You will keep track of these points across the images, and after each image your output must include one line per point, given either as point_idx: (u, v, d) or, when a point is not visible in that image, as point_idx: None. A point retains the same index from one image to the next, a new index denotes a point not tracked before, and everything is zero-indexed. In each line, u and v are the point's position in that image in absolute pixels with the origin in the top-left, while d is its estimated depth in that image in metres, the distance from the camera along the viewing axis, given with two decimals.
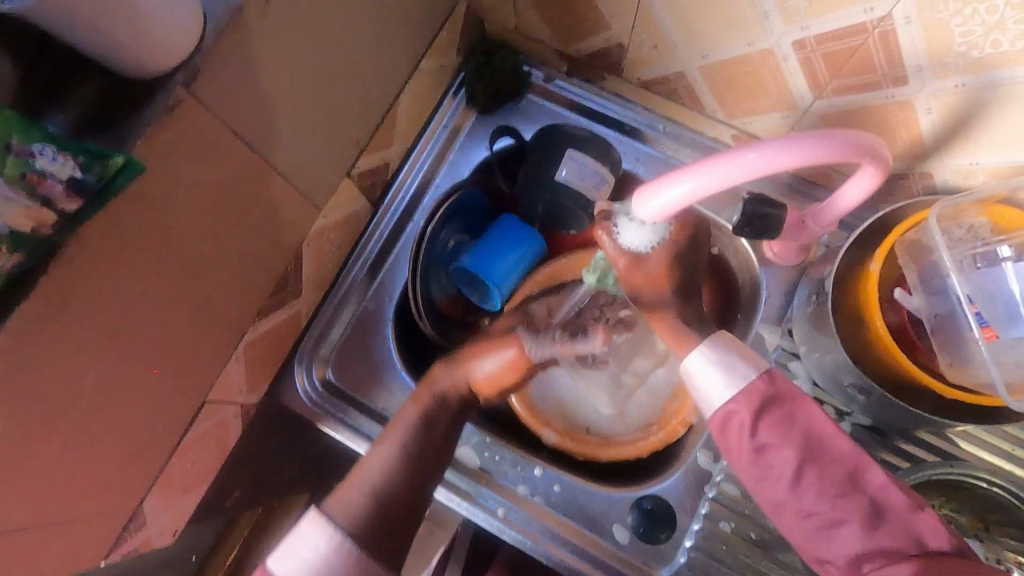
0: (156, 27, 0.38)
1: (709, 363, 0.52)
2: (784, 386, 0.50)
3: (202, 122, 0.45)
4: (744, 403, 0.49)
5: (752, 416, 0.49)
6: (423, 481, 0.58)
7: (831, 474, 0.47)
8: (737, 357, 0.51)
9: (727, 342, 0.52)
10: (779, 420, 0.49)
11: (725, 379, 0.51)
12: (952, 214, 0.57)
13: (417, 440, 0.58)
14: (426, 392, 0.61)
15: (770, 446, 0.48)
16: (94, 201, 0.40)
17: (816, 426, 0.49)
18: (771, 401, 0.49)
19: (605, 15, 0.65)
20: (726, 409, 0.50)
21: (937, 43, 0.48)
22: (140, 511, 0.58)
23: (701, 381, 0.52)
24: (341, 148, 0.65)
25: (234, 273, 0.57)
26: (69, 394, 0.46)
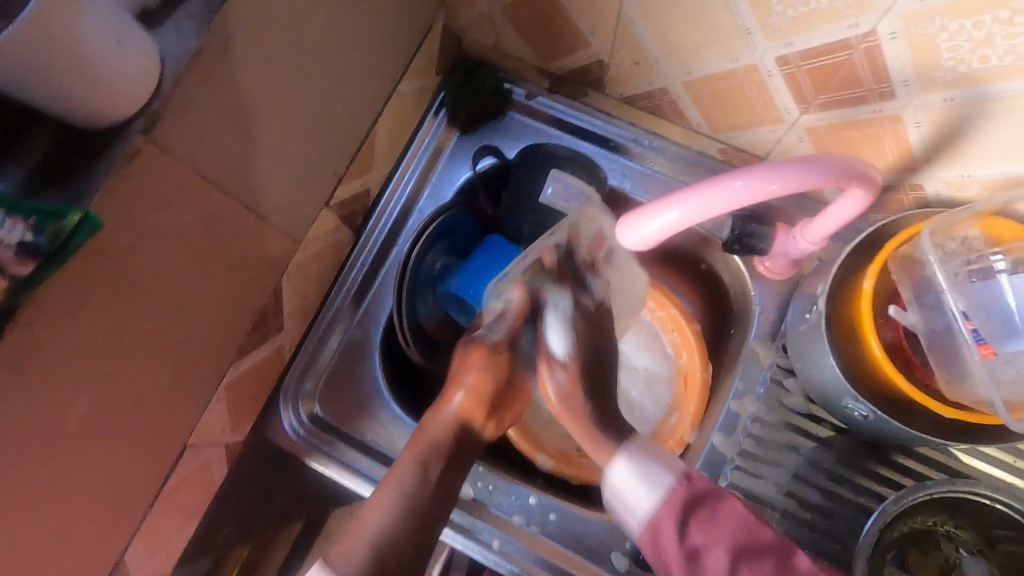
0: (95, 69, 0.37)
1: (629, 472, 0.52)
2: (701, 484, 0.51)
3: (167, 168, 0.44)
4: (667, 509, 0.50)
5: (677, 522, 0.49)
6: (433, 520, 0.55)
7: (758, 564, 0.47)
8: (649, 460, 0.52)
9: (643, 448, 0.53)
10: (702, 519, 0.49)
11: (644, 487, 0.51)
12: (946, 228, 0.56)
13: (418, 494, 0.54)
14: (418, 438, 0.57)
15: (698, 548, 0.48)
16: (49, 262, 0.38)
17: (738, 521, 0.49)
18: (692, 499, 0.50)
19: (585, 32, 0.63)
20: (653, 519, 0.50)
21: (923, 59, 0.47)
22: (122, 561, 0.56)
23: (628, 492, 0.52)
24: (318, 179, 0.63)
25: (212, 313, 0.55)
26: (41, 453, 0.44)
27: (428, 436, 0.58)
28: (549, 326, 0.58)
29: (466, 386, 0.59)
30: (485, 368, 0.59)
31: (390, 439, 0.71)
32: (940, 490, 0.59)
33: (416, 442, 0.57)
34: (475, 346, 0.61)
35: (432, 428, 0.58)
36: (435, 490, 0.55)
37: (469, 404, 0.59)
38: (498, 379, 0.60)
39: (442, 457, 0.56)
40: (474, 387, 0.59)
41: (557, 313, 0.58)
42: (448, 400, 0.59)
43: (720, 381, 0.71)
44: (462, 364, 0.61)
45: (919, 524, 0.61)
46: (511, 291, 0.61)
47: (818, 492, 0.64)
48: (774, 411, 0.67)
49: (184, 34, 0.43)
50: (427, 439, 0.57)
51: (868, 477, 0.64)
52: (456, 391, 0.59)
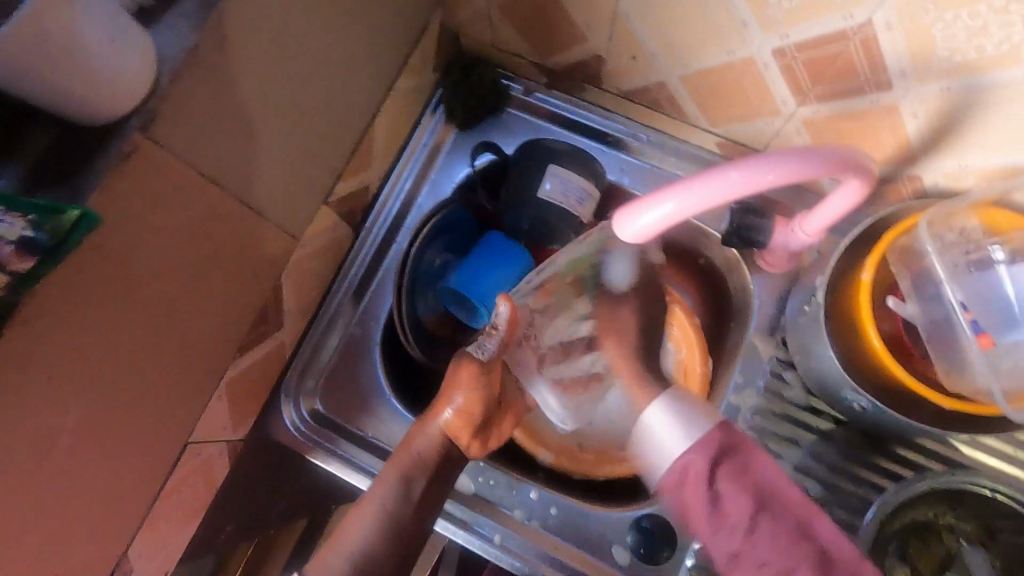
0: (93, 68, 0.38)
1: (665, 418, 0.52)
2: (738, 436, 0.51)
3: (164, 165, 0.44)
4: (700, 450, 0.49)
5: (708, 467, 0.49)
6: (417, 528, 0.58)
7: (782, 522, 0.48)
8: (694, 412, 0.51)
9: (680, 399, 0.53)
10: (732, 470, 0.49)
11: (680, 433, 0.50)
12: (944, 218, 0.56)
13: (399, 509, 0.57)
14: (404, 453, 0.59)
15: (725, 496, 0.48)
16: (49, 259, 0.39)
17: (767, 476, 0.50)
18: (724, 449, 0.50)
19: (581, 27, 0.63)
20: (683, 460, 0.49)
21: (919, 48, 0.46)
22: (125, 558, 0.56)
23: (659, 438, 0.51)
24: (316, 175, 0.63)
25: (212, 311, 0.56)
26: (44, 451, 0.44)
27: (413, 450, 0.59)
28: (612, 264, 0.63)
29: (457, 404, 0.59)
30: (476, 388, 0.59)
31: (391, 435, 0.71)
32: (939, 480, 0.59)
33: (401, 456, 0.59)
34: (472, 364, 0.59)
35: (418, 442, 0.59)
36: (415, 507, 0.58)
37: (457, 425, 0.59)
38: (489, 396, 0.60)
39: (428, 469, 0.59)
40: (468, 407, 0.59)
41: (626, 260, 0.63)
42: (442, 415, 0.59)
43: (721, 374, 0.71)
44: (454, 379, 0.59)
45: (918, 515, 0.61)
46: (499, 305, 0.56)
47: (818, 485, 0.64)
48: (774, 403, 0.67)
49: (180, 32, 0.44)
50: (413, 453, 0.59)
51: (868, 469, 0.64)
52: (455, 412, 0.59)
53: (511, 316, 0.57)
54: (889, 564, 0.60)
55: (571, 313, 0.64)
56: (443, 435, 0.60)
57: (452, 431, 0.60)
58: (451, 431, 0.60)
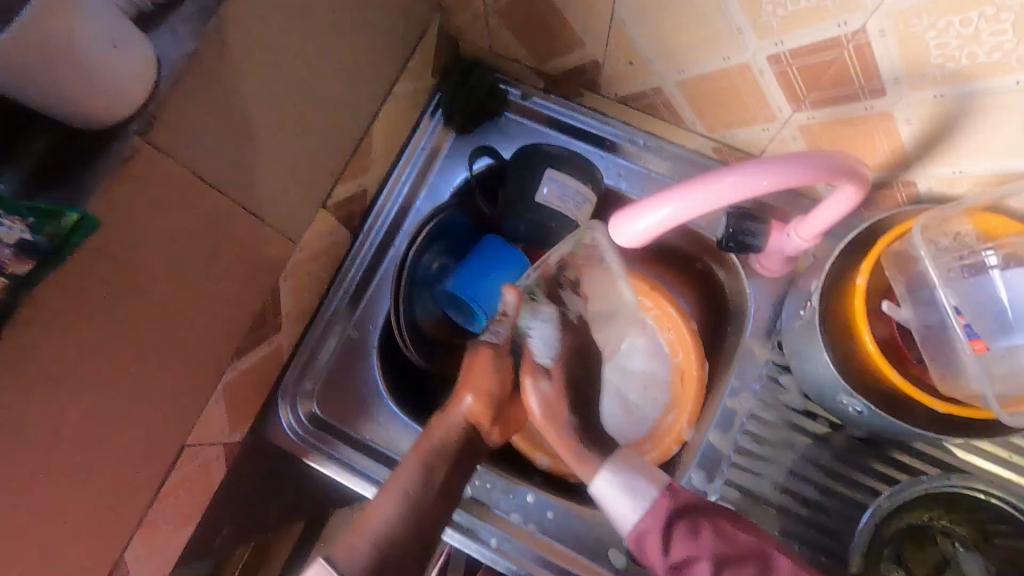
0: (96, 72, 0.38)
1: (614, 484, 0.53)
2: (683, 495, 0.52)
3: (165, 170, 0.44)
4: (651, 518, 0.50)
5: (662, 532, 0.49)
6: (438, 519, 0.56)
7: (744, 574, 0.47)
8: (638, 474, 0.53)
9: (624, 462, 0.54)
10: (685, 533, 0.49)
11: (630, 497, 0.52)
12: (939, 224, 0.56)
13: (421, 495, 0.55)
14: (424, 441, 0.58)
15: (684, 561, 0.48)
16: (45, 262, 0.39)
17: (717, 530, 0.49)
18: (674, 513, 0.50)
19: (579, 33, 0.64)
20: (638, 527, 0.51)
21: (913, 55, 0.47)
22: (122, 561, 0.56)
23: (613, 506, 0.52)
24: (314, 179, 0.63)
25: (210, 314, 0.56)
26: (42, 452, 0.44)
27: (434, 439, 0.58)
28: (536, 331, 0.60)
29: (477, 390, 0.59)
30: (493, 373, 0.59)
31: (388, 438, 0.72)
32: (934, 485, 0.59)
33: (418, 447, 0.58)
34: (485, 350, 0.60)
35: (438, 432, 0.59)
36: (437, 492, 0.56)
37: (477, 410, 0.59)
38: (507, 381, 0.60)
39: (449, 457, 0.58)
40: (487, 393, 0.59)
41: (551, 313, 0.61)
42: (461, 401, 0.59)
43: (718, 378, 0.71)
44: (473, 368, 0.60)
45: (913, 519, 0.62)
46: (505, 293, 0.59)
47: (813, 488, 0.65)
48: (770, 407, 0.67)
49: (180, 37, 0.44)
50: (433, 442, 0.58)
51: (864, 473, 0.64)
52: (476, 397, 0.59)
53: (519, 303, 0.59)
54: (883, 566, 0.60)
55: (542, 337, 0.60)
56: (464, 421, 0.59)
57: (473, 418, 0.59)
58: (473, 418, 0.59)
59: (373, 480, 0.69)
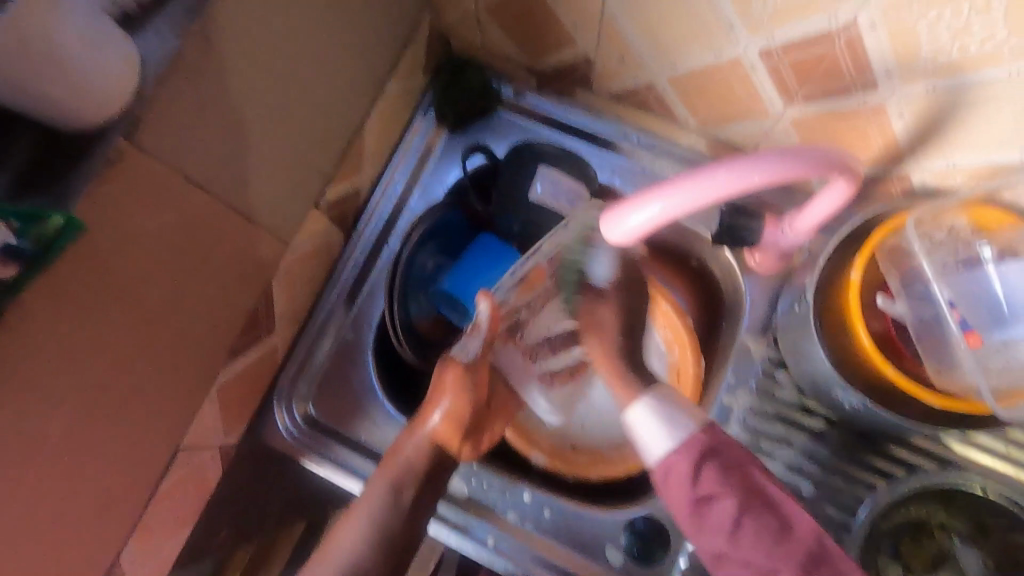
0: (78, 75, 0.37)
1: (650, 416, 0.53)
2: (723, 438, 0.52)
3: (150, 172, 0.44)
4: (683, 454, 0.51)
5: (691, 466, 0.50)
6: (409, 535, 0.57)
7: (766, 521, 0.48)
8: (676, 411, 0.53)
9: (667, 396, 0.54)
10: (717, 469, 0.50)
11: (667, 431, 0.52)
12: (932, 218, 0.57)
13: (388, 518, 0.56)
14: (392, 458, 0.58)
15: (710, 495, 0.50)
16: (34, 264, 0.39)
17: (748, 477, 0.51)
18: (710, 450, 0.51)
19: (570, 29, 0.63)
20: (666, 463, 0.52)
21: (903, 48, 0.47)
22: (117, 565, 0.56)
23: (645, 434, 0.53)
24: (306, 180, 0.63)
25: (201, 316, 0.56)
26: (31, 458, 0.44)
27: (400, 459, 0.58)
28: (597, 256, 0.63)
29: (445, 409, 0.60)
30: (461, 390, 0.60)
31: (384, 439, 0.71)
32: (932, 479, 0.59)
33: (389, 464, 0.58)
34: (455, 366, 0.61)
35: (407, 449, 0.59)
36: (406, 515, 0.57)
37: (446, 431, 0.60)
38: (473, 401, 0.62)
39: (417, 475, 0.58)
40: (456, 412, 0.60)
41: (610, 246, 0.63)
42: (431, 419, 0.60)
43: (714, 374, 0.71)
44: (441, 382, 0.61)
45: (910, 514, 0.62)
46: (479, 304, 0.60)
47: (810, 484, 0.64)
48: (766, 404, 0.67)
49: (165, 38, 0.44)
50: (401, 460, 0.58)
51: (862, 469, 0.64)
52: (445, 416, 0.60)
53: (492, 314, 0.60)
54: (879, 561, 0.61)
55: (603, 260, 0.64)
56: (431, 441, 0.59)
57: (441, 438, 0.60)
58: (441, 438, 0.60)
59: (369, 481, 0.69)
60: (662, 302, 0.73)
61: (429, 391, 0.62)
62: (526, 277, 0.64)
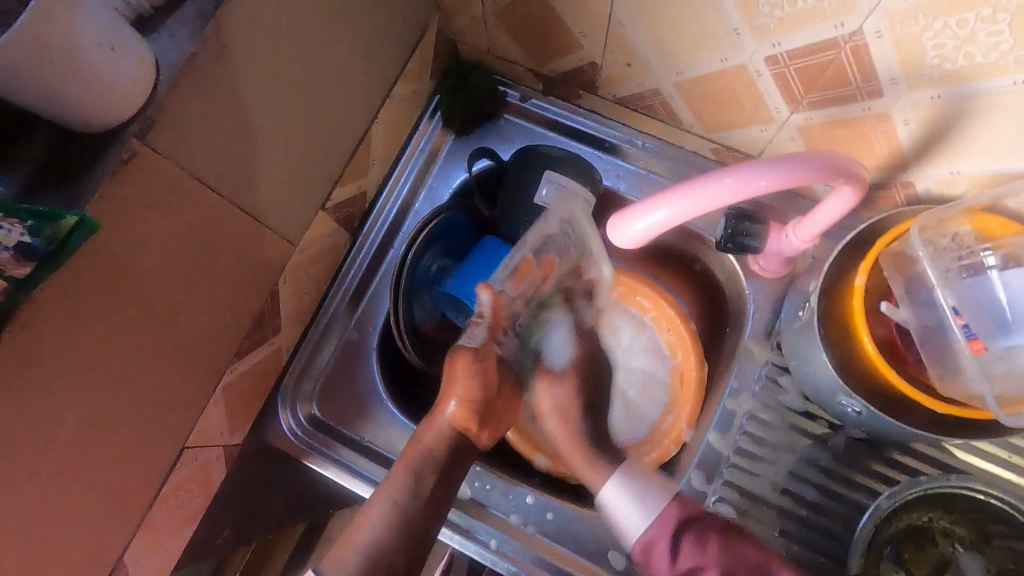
0: (96, 75, 0.38)
1: (622, 494, 0.58)
2: (691, 508, 0.56)
3: (163, 173, 0.44)
4: (657, 528, 0.55)
5: (669, 540, 0.54)
6: (427, 525, 0.57)
7: None
8: (648, 489, 0.58)
9: (637, 474, 0.60)
10: (692, 540, 0.53)
11: (637, 506, 0.57)
12: (937, 225, 0.56)
13: (409, 503, 0.57)
14: (411, 449, 0.59)
15: (692, 568, 0.52)
16: (45, 263, 0.39)
17: (726, 542, 0.53)
18: (681, 522, 0.55)
19: (577, 35, 0.64)
20: (645, 537, 0.56)
21: (909, 57, 0.47)
22: (122, 562, 0.56)
23: (621, 513, 0.58)
24: (314, 182, 0.63)
25: (208, 317, 0.56)
26: (39, 455, 0.45)
27: (422, 446, 0.60)
28: (553, 333, 0.68)
29: (462, 395, 0.61)
30: (471, 377, 0.61)
31: (388, 440, 0.71)
32: (934, 486, 0.60)
33: (407, 455, 0.59)
34: (464, 354, 0.63)
35: (426, 439, 0.60)
36: (426, 499, 0.57)
37: (461, 416, 0.60)
38: (487, 383, 0.62)
39: (436, 466, 0.59)
40: (471, 397, 0.61)
41: (564, 328, 0.68)
42: (448, 405, 0.61)
43: (717, 379, 0.71)
44: (452, 369, 0.63)
45: (910, 522, 0.61)
46: (481, 295, 0.64)
47: (812, 489, 0.65)
48: (769, 408, 0.67)
49: (178, 40, 0.44)
50: (421, 448, 0.59)
51: (863, 474, 0.65)
52: (462, 402, 0.60)
53: (494, 303, 0.64)
54: (882, 566, 0.61)
55: (557, 337, 0.68)
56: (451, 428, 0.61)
57: (461, 420, 0.61)
58: (461, 421, 0.61)
59: (372, 482, 0.69)
60: (663, 304, 0.73)
61: (443, 377, 0.63)
62: (518, 269, 0.68)
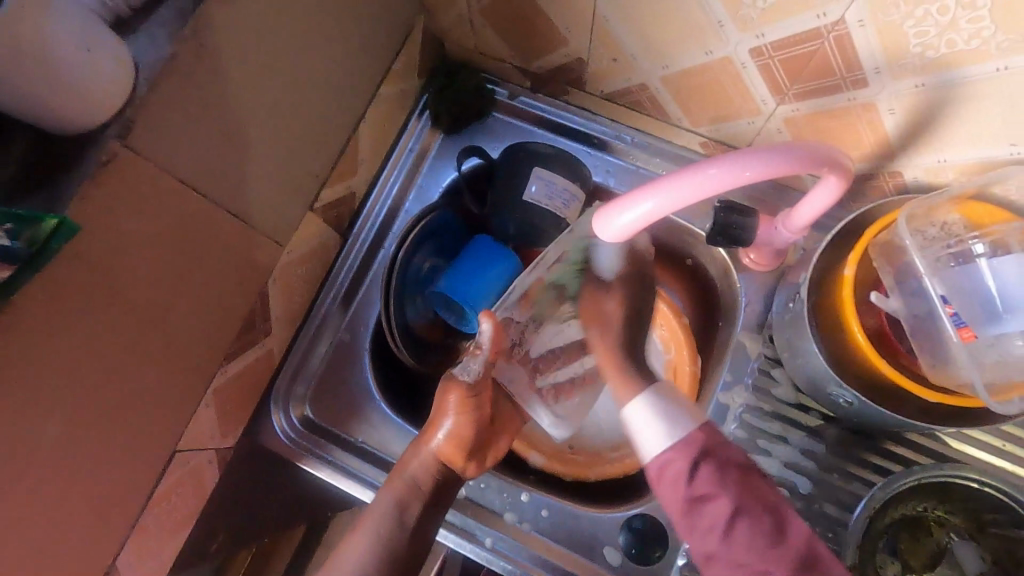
0: (65, 76, 0.38)
1: (649, 414, 0.54)
2: (719, 438, 0.52)
3: (144, 175, 0.44)
4: (680, 450, 0.51)
5: (688, 463, 0.50)
6: (415, 548, 0.58)
7: (760, 523, 0.47)
8: (676, 411, 0.54)
9: (669, 396, 0.55)
10: (711, 468, 0.50)
11: (664, 428, 0.53)
12: (925, 213, 0.56)
13: (393, 532, 0.57)
14: (397, 476, 0.60)
15: (705, 495, 0.49)
16: (26, 267, 0.38)
17: (744, 478, 0.50)
18: (703, 450, 0.51)
19: (562, 31, 0.64)
20: (662, 457, 0.52)
21: (892, 45, 0.47)
22: (114, 568, 0.56)
23: (643, 432, 0.54)
24: (302, 183, 0.63)
25: (196, 320, 0.56)
26: (25, 461, 0.44)
27: (407, 474, 0.60)
28: (598, 249, 0.60)
29: (453, 430, 0.60)
30: (465, 411, 0.61)
31: (382, 441, 0.71)
32: (927, 475, 0.58)
33: (394, 481, 0.60)
34: (461, 386, 0.61)
35: (412, 466, 0.60)
36: (410, 531, 0.58)
37: (449, 451, 0.61)
38: (478, 419, 0.62)
39: (421, 493, 0.59)
40: (461, 433, 0.61)
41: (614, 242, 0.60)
42: (438, 439, 0.61)
43: (710, 372, 0.72)
44: (446, 399, 0.62)
45: (908, 511, 0.61)
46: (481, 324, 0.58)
47: (807, 481, 0.64)
48: (762, 401, 0.67)
49: (157, 41, 0.44)
50: (406, 475, 0.60)
51: (857, 465, 0.64)
52: (453, 438, 0.60)
53: (494, 333, 0.58)
54: (878, 558, 0.60)
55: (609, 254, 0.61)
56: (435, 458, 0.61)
57: (448, 458, 0.61)
58: (448, 458, 0.61)
59: (367, 483, 0.69)
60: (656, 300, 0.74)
61: (431, 412, 0.62)
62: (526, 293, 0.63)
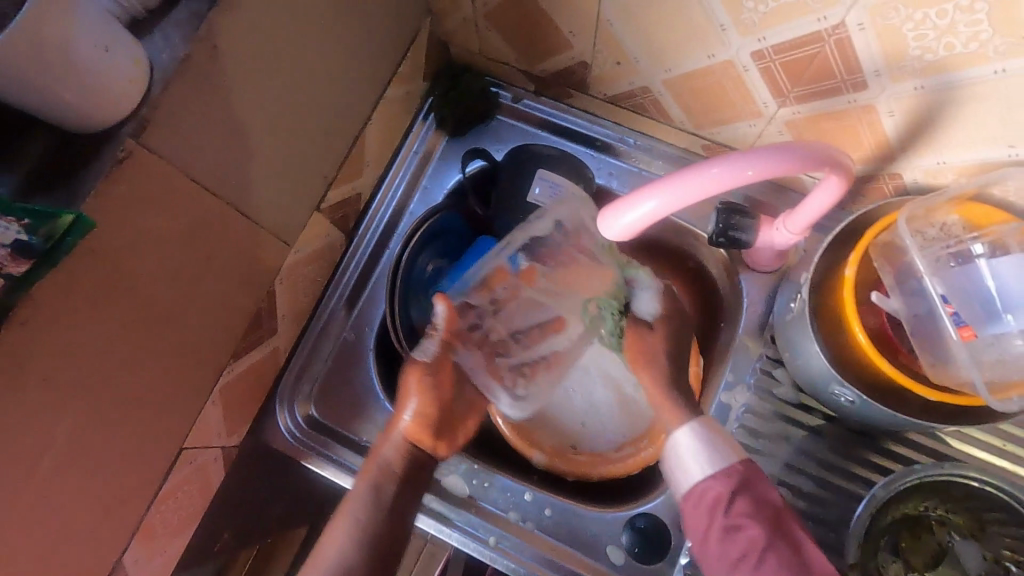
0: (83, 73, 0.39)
1: (693, 444, 0.56)
2: (760, 476, 0.54)
3: (158, 173, 0.45)
4: (721, 481, 0.53)
5: (727, 492, 0.52)
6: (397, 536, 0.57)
7: (790, 560, 0.48)
8: (721, 445, 0.56)
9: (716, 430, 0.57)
10: (749, 499, 0.52)
11: (707, 459, 0.55)
12: (923, 214, 0.57)
13: (374, 516, 0.56)
14: (371, 462, 0.59)
15: (739, 524, 0.50)
16: (43, 261, 0.40)
17: (780, 515, 0.51)
18: (743, 482, 0.53)
19: (566, 35, 0.65)
20: (701, 485, 0.54)
21: (892, 48, 0.48)
22: (121, 565, 0.56)
23: (686, 458, 0.56)
24: (309, 183, 0.64)
25: (204, 318, 0.56)
26: (37, 454, 0.45)
27: (380, 457, 0.60)
28: (639, 292, 0.67)
29: (417, 409, 0.61)
30: (425, 389, 0.61)
31: None
32: (928, 474, 0.59)
33: (369, 467, 0.59)
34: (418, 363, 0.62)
35: (384, 450, 0.60)
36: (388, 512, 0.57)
37: (415, 430, 0.60)
38: (440, 400, 0.62)
39: (395, 475, 0.59)
40: (426, 411, 0.61)
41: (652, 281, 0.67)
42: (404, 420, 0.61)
43: (711, 372, 0.72)
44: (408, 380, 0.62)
45: (909, 509, 0.62)
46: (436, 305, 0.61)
47: (810, 481, 0.65)
48: (763, 401, 0.68)
49: (173, 43, 0.45)
50: (380, 459, 0.60)
51: (858, 465, 0.65)
52: (420, 416, 0.61)
53: (448, 315, 0.61)
54: (880, 556, 0.61)
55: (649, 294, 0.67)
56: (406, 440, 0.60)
57: (415, 438, 0.61)
58: (416, 438, 0.61)
59: None
60: None
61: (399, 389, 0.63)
62: (489, 278, 0.65)
